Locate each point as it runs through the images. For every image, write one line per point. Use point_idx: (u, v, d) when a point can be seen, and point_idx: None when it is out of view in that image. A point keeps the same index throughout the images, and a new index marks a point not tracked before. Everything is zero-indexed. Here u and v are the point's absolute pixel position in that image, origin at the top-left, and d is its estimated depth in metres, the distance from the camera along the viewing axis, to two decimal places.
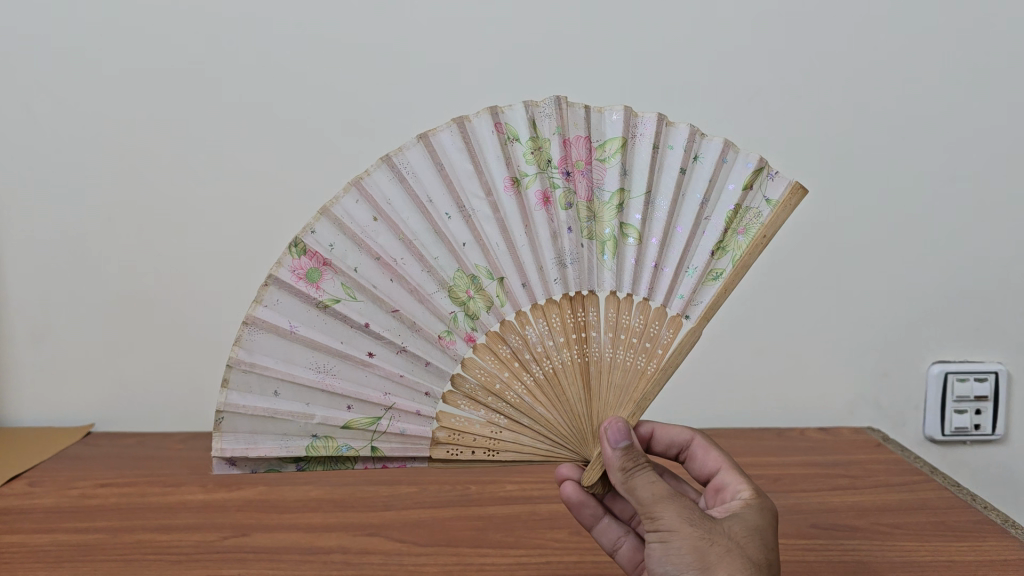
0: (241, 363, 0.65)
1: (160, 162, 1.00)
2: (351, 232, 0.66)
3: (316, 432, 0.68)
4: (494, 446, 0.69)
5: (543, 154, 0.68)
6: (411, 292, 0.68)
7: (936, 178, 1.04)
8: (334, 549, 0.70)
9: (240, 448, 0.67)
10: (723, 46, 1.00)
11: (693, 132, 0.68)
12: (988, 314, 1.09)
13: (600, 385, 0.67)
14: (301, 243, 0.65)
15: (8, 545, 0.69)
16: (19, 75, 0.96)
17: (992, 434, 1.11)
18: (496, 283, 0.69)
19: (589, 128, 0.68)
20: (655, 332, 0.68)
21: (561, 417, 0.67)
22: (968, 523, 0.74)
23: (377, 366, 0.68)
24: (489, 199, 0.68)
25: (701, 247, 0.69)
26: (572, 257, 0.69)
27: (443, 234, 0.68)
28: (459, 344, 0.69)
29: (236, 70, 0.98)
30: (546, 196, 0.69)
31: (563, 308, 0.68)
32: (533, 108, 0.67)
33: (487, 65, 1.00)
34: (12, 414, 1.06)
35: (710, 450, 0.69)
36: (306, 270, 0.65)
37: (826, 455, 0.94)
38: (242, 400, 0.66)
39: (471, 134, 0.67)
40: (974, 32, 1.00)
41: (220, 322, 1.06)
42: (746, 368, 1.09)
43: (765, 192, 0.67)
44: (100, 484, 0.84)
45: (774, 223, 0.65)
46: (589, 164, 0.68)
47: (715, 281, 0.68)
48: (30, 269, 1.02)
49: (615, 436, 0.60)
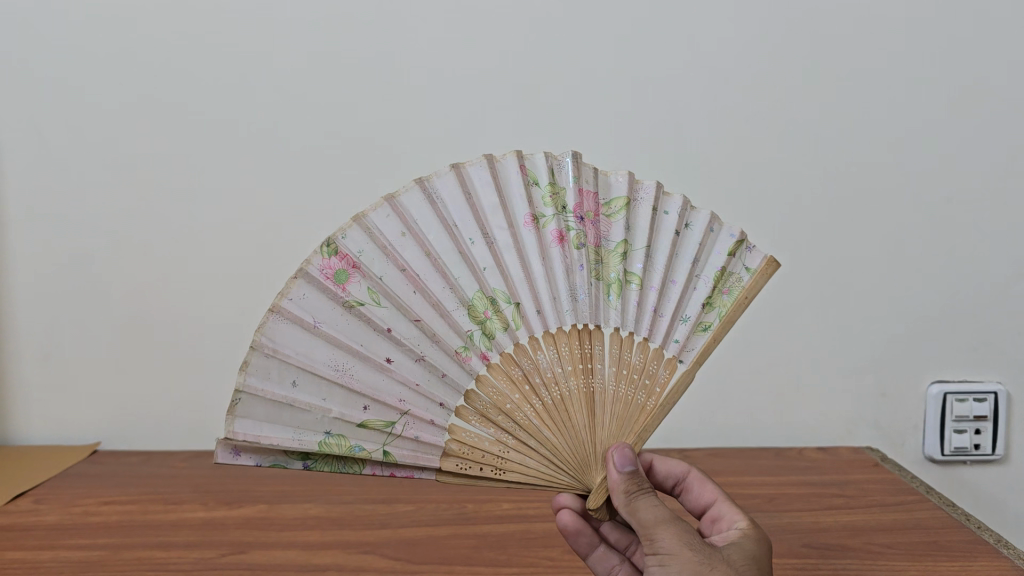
0: (264, 346, 0.64)
1: (167, 185, 1.02)
2: (380, 243, 0.67)
3: (330, 428, 0.65)
4: (502, 465, 0.67)
5: (560, 199, 0.71)
6: (432, 306, 0.68)
7: (933, 199, 1.05)
8: (329, 567, 0.71)
9: (251, 434, 0.64)
10: (718, 69, 1.01)
11: (686, 201, 0.73)
12: (987, 334, 1.09)
13: (604, 415, 0.68)
14: (334, 244, 0.66)
15: (10, 561, 0.71)
16: (31, 100, 0.99)
17: (992, 454, 1.11)
18: (512, 308, 0.69)
19: (597, 185, 0.72)
20: (653, 370, 0.69)
21: (567, 442, 0.67)
22: (961, 544, 0.75)
23: (395, 372, 0.67)
24: (510, 230, 0.70)
25: (693, 301, 0.72)
26: (582, 291, 0.70)
27: (466, 256, 0.69)
28: (474, 360, 0.68)
29: (242, 96, 1.00)
30: (562, 235, 0.71)
31: (572, 339, 0.69)
32: (554, 158, 0.71)
33: (487, 89, 1.02)
34: (21, 431, 1.08)
35: (708, 484, 0.70)
36: (334, 271, 0.66)
37: (822, 474, 0.95)
38: (260, 384, 0.64)
39: (499, 172, 0.71)
40: (967, 54, 1.01)
41: (224, 340, 1.07)
42: (746, 388, 1.10)
43: (746, 261, 0.73)
44: (103, 501, 0.85)
45: (756, 286, 0.70)
46: (596, 216, 0.72)
47: (705, 333, 0.71)
48: (40, 289, 1.05)
49: (619, 460, 0.61)
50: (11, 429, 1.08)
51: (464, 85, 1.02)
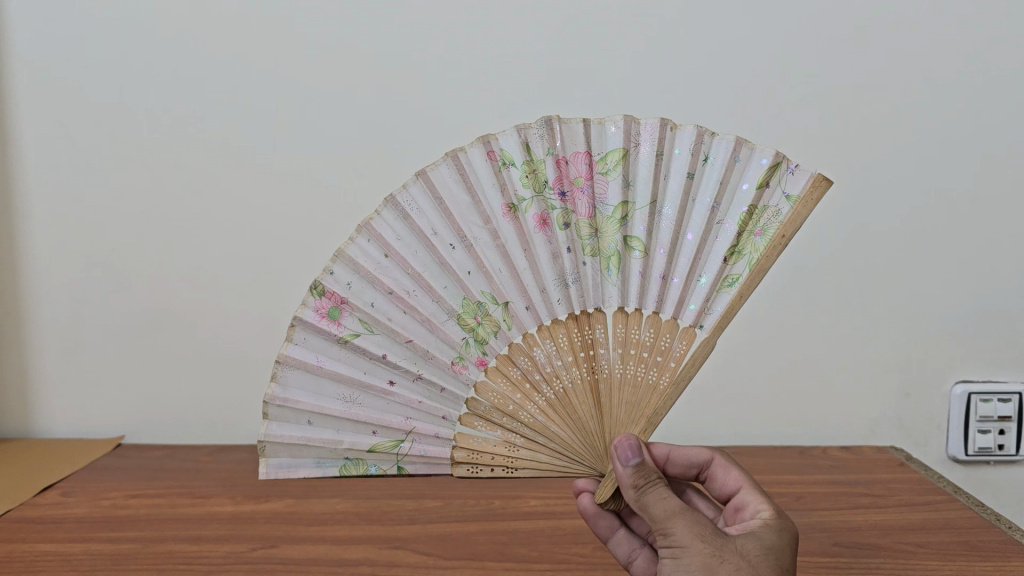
0: (276, 398, 0.77)
1: (191, 178, 1.02)
2: (364, 272, 0.74)
3: (347, 455, 0.81)
4: (512, 462, 0.75)
5: (539, 176, 0.71)
6: (423, 322, 0.75)
7: (958, 197, 1.04)
8: (362, 561, 0.71)
9: (283, 469, 0.83)
10: (744, 65, 1.01)
11: (701, 133, 0.69)
12: (1012, 334, 1.08)
13: (610, 401, 0.69)
14: (321, 286, 0.74)
15: (43, 553, 0.71)
16: (55, 92, 0.99)
17: (1016, 454, 1.10)
18: (501, 308, 0.73)
19: (588, 142, 0.70)
20: (666, 345, 0.69)
21: (573, 434, 0.70)
22: (993, 544, 0.74)
23: (397, 394, 0.78)
24: (487, 226, 0.73)
25: (714, 252, 0.70)
26: (573, 276, 0.72)
27: (448, 264, 0.74)
28: (471, 368, 0.75)
29: (265, 90, 1.00)
30: (543, 218, 0.72)
31: (569, 327, 0.72)
32: (526, 131, 0.71)
33: (512, 83, 1.01)
34: (43, 425, 1.08)
35: (731, 470, 0.69)
36: (327, 309, 0.75)
37: (848, 473, 0.94)
38: (280, 429, 0.79)
39: (466, 166, 0.72)
40: (995, 51, 1.01)
41: (245, 331, 1.07)
42: (768, 385, 1.09)
43: (784, 188, 0.68)
44: (131, 495, 0.85)
45: (794, 221, 0.66)
46: (589, 180, 0.71)
47: (731, 287, 0.69)
48: (63, 282, 1.05)
49: (626, 454, 0.62)
50: (34, 423, 1.08)
51: (488, 79, 1.01)
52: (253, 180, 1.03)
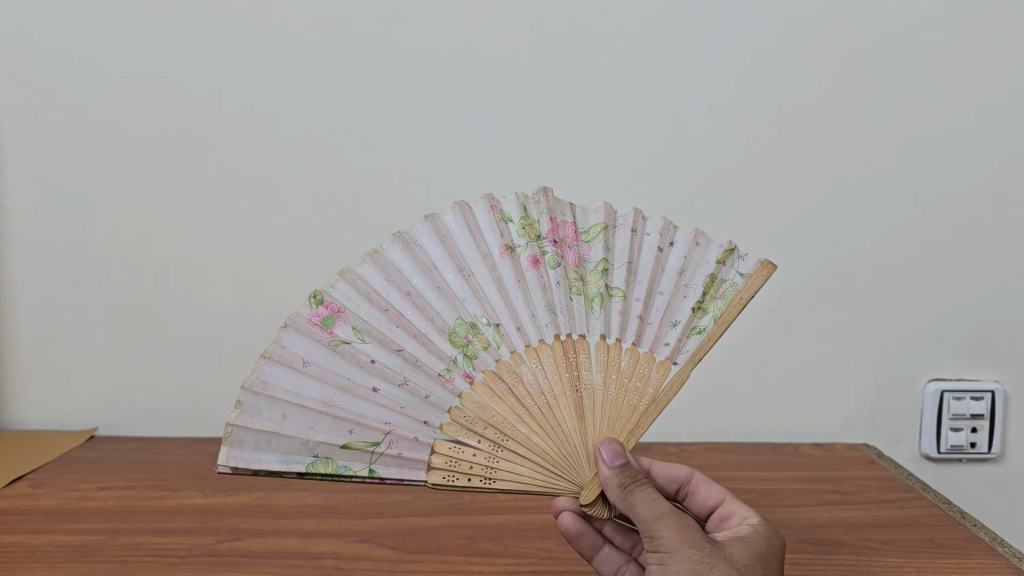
0: (254, 386, 0.66)
1: (168, 173, 1.02)
2: (363, 289, 0.70)
3: (317, 451, 0.67)
4: (491, 475, 0.67)
5: (533, 229, 0.73)
6: (414, 337, 0.70)
7: (933, 196, 1.05)
8: (326, 555, 0.71)
9: (243, 461, 0.66)
10: (721, 63, 1.01)
11: (668, 221, 0.74)
12: (985, 332, 1.09)
13: (593, 418, 0.66)
14: (320, 294, 0.69)
15: (8, 545, 0.71)
16: (33, 87, 0.99)
17: (988, 452, 1.11)
18: (492, 328, 0.70)
19: (575, 216, 0.74)
20: (644, 373, 0.68)
21: (557, 447, 0.66)
22: (956, 541, 0.75)
23: (379, 399, 0.69)
24: (485, 261, 0.72)
25: (683, 307, 0.71)
26: (561, 307, 0.70)
27: (445, 291, 0.71)
28: (458, 380, 0.69)
29: (244, 85, 1.00)
30: (536, 259, 0.72)
31: (555, 349, 0.69)
32: (524, 196, 0.74)
33: (491, 80, 1.01)
34: (18, 417, 1.08)
35: (712, 485, 0.69)
36: (321, 317, 0.69)
37: (819, 471, 0.95)
38: (250, 419, 0.67)
39: (469, 218, 0.73)
40: (970, 50, 1.01)
41: (222, 330, 1.07)
42: (744, 383, 1.10)
43: (737, 267, 0.72)
44: (101, 487, 0.85)
45: (749, 289, 0.70)
46: (576, 241, 0.73)
47: (699, 335, 0.70)
48: (39, 274, 1.04)
49: (610, 455, 0.60)
50: (8, 414, 1.08)
51: (465, 77, 1.01)
52: (229, 179, 1.03)
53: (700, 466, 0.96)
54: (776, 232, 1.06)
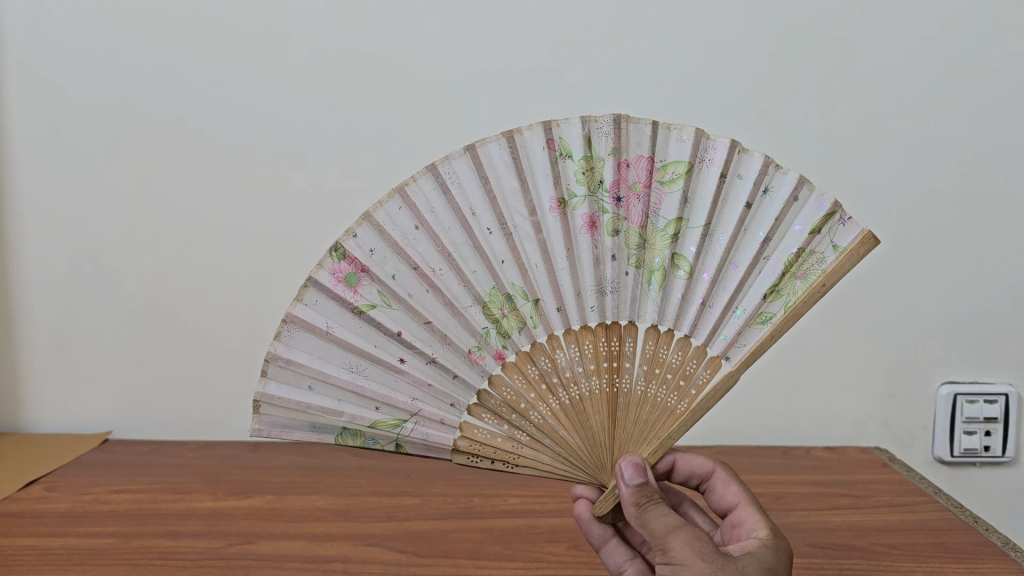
0: (278, 357, 0.67)
1: (180, 176, 1.03)
2: (392, 240, 0.67)
3: (345, 425, 0.68)
4: (515, 461, 0.68)
5: (595, 174, 0.67)
6: (446, 304, 0.68)
7: (945, 197, 1.04)
8: (336, 558, 0.71)
9: (274, 430, 0.67)
10: (729, 65, 1.01)
11: (769, 162, 0.65)
12: (999, 335, 1.08)
13: (626, 418, 0.67)
14: (341, 248, 0.66)
15: (21, 548, 0.72)
16: (47, 93, 1.00)
17: (1002, 455, 1.10)
18: (530, 305, 0.68)
19: (653, 147, 0.66)
20: (691, 370, 0.67)
21: (582, 442, 0.67)
22: (968, 546, 0.74)
23: (408, 373, 0.68)
24: (532, 217, 0.67)
25: (754, 288, 0.67)
26: (612, 285, 0.68)
27: (483, 250, 0.68)
28: (488, 360, 0.68)
29: (252, 92, 1.01)
30: (592, 220, 0.67)
31: (597, 335, 0.68)
32: (591, 124, 0.65)
33: (502, 83, 1.02)
34: (34, 419, 1.09)
35: (731, 484, 0.68)
36: (345, 274, 0.67)
37: (831, 474, 0.95)
38: (279, 391, 0.67)
39: (520, 148, 0.66)
40: (981, 50, 1.00)
41: (233, 332, 1.08)
42: (755, 385, 1.09)
43: (834, 238, 0.65)
44: (113, 490, 0.86)
45: (836, 272, 0.63)
46: (647, 188, 0.66)
47: (764, 325, 0.66)
48: (53, 277, 1.06)
49: (630, 472, 0.61)
50: (23, 418, 1.09)
51: (474, 80, 1.01)
52: (244, 184, 1.03)
53: None
54: None
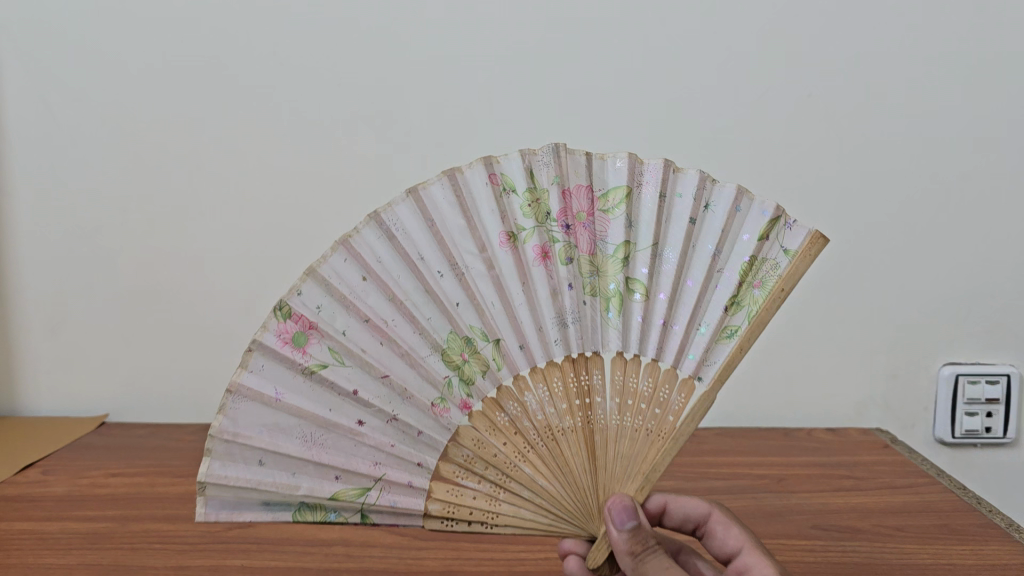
0: (224, 432, 0.62)
1: (172, 157, 1.01)
2: (339, 294, 0.63)
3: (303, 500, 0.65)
4: (493, 519, 0.67)
5: (541, 207, 0.66)
6: (403, 356, 0.65)
7: (947, 177, 1.03)
8: (336, 541, 0.71)
9: (224, 511, 0.65)
10: (730, 44, 0.99)
11: (704, 178, 0.66)
12: (1000, 315, 1.07)
13: (606, 454, 0.65)
14: (287, 306, 0.61)
15: (19, 532, 0.71)
16: (36, 72, 0.98)
17: (1002, 437, 1.10)
18: (491, 345, 0.67)
19: (590, 177, 0.65)
20: (665, 397, 0.65)
21: (564, 488, 0.65)
22: (972, 527, 0.74)
23: (367, 436, 0.65)
24: (483, 254, 0.66)
25: (713, 302, 0.66)
26: (573, 315, 0.67)
27: (435, 293, 0.65)
28: (453, 411, 0.66)
29: (245, 71, 0.99)
30: (544, 251, 0.67)
31: (566, 370, 0.67)
32: (531, 157, 0.65)
33: (500, 64, 1.00)
34: (30, 403, 1.09)
35: (732, 528, 0.64)
36: (292, 334, 0.62)
37: (832, 455, 0.94)
38: (225, 470, 0.63)
39: (463, 188, 0.65)
40: (985, 27, 0.99)
41: (227, 314, 1.06)
42: (754, 368, 1.09)
43: (783, 242, 0.65)
44: (111, 473, 0.85)
45: (792, 276, 0.63)
46: (591, 216, 0.66)
47: (730, 339, 0.65)
48: (45, 259, 1.04)
49: (620, 517, 0.58)
50: (19, 401, 1.08)
51: (472, 60, 1.00)
52: (237, 166, 1.02)
53: (712, 452, 0.95)
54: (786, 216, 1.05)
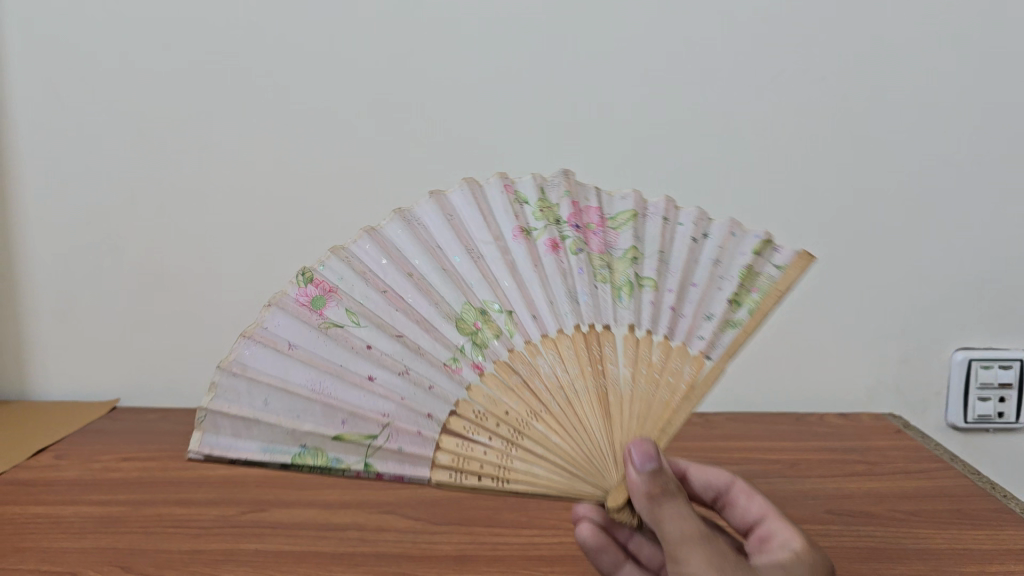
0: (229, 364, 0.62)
1: (182, 141, 1.01)
2: (357, 268, 0.67)
3: (304, 441, 0.62)
4: (505, 475, 0.61)
5: (551, 211, 0.71)
6: (417, 326, 0.66)
7: (962, 160, 1.02)
8: (350, 526, 0.71)
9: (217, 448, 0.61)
10: (744, 25, 0.98)
11: (701, 214, 0.72)
12: (1013, 299, 1.07)
13: (621, 415, 0.62)
14: (310, 272, 0.66)
15: (33, 516, 0.71)
16: (45, 55, 0.98)
17: (1014, 421, 1.10)
18: (504, 316, 0.66)
19: (599, 200, 0.72)
20: (676, 368, 0.64)
21: (580, 447, 0.61)
22: (986, 512, 0.74)
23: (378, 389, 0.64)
24: (496, 243, 0.69)
25: (718, 298, 0.68)
26: (584, 293, 0.67)
27: (451, 274, 0.68)
28: (467, 370, 0.65)
29: (255, 54, 0.98)
30: (556, 243, 0.69)
31: (577, 341, 0.65)
32: (542, 178, 0.72)
33: (512, 46, 0.99)
34: (41, 388, 1.09)
35: (753, 497, 0.66)
36: (311, 297, 0.65)
37: (844, 440, 0.94)
38: (225, 403, 0.61)
39: (479, 195, 0.71)
40: (1002, 8, 0.98)
41: (239, 299, 1.06)
42: (766, 353, 1.08)
43: (772, 260, 0.69)
44: (124, 458, 0.85)
45: (788, 281, 0.67)
46: (601, 227, 0.71)
47: (733, 330, 0.66)
48: (55, 244, 1.04)
49: (640, 458, 0.55)
50: (30, 385, 1.09)
51: (483, 43, 0.99)
52: (247, 151, 1.01)
53: (724, 437, 0.95)
54: (799, 201, 1.04)
